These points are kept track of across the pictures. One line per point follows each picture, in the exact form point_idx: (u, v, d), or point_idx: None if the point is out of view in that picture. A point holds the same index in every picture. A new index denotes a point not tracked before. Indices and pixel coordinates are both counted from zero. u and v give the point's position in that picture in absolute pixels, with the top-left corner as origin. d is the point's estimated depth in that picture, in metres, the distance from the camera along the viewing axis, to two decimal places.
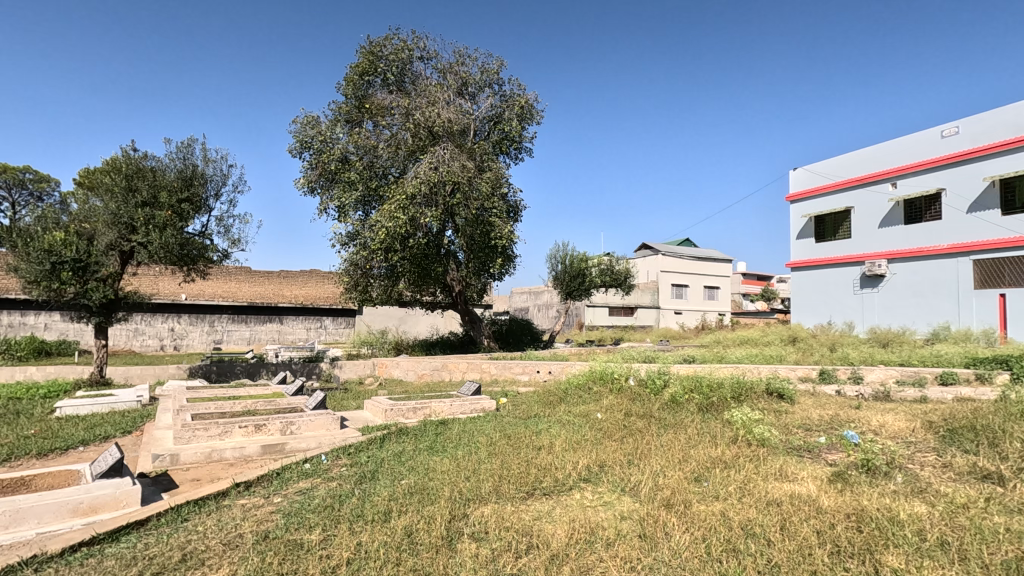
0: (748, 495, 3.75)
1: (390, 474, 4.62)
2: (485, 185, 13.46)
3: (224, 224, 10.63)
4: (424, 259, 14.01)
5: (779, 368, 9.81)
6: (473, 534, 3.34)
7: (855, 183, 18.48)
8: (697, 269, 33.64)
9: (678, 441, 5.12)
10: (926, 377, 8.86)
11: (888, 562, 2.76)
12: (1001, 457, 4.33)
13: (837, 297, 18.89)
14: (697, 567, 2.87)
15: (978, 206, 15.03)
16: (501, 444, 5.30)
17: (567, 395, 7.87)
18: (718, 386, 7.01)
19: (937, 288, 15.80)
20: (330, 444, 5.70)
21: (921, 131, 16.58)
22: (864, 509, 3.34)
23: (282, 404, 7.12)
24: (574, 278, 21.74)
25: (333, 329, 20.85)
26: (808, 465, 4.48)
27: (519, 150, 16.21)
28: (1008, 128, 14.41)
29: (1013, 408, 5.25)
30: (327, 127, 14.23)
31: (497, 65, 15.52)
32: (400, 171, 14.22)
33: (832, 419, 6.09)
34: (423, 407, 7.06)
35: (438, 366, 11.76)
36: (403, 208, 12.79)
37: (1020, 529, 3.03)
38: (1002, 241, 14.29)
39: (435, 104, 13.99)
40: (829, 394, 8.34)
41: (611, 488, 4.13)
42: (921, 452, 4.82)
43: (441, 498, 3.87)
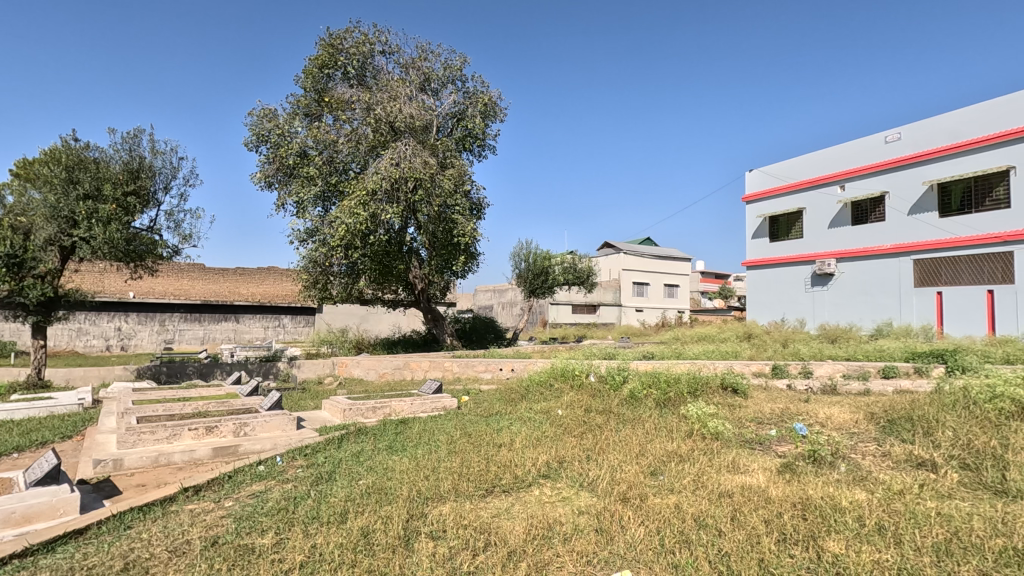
0: (701, 487, 3.84)
1: (348, 474, 4.54)
2: (447, 182, 13.37)
3: (175, 219, 10.22)
4: (386, 256, 13.79)
5: (733, 364, 10.11)
6: (431, 533, 3.31)
7: (807, 186, 19.25)
8: (658, 268, 34.34)
9: (636, 436, 5.22)
10: (870, 370, 9.31)
11: (830, 547, 2.88)
12: (935, 445, 4.59)
13: (790, 295, 19.63)
14: (650, 560, 2.93)
15: (919, 208, 15.81)
16: (462, 442, 5.28)
17: (529, 392, 7.90)
18: (676, 381, 7.19)
19: (882, 286, 16.57)
20: (285, 446, 5.55)
21: (867, 137, 17.42)
22: (808, 498, 3.48)
23: (235, 405, 6.90)
24: (537, 275, 21.85)
25: (291, 327, 20.36)
26: (758, 457, 4.63)
27: (482, 147, 16.19)
28: (945, 134, 15.27)
29: (947, 399, 5.57)
30: (285, 120, 13.87)
31: (460, 62, 15.47)
32: (361, 167, 13.96)
33: (782, 413, 6.31)
34: (383, 407, 6.96)
35: (400, 365, 11.63)
36: (363, 204, 12.60)
37: (950, 512, 3.22)
38: (940, 242, 15.07)
39: (397, 99, 13.83)
40: (781, 388, 8.64)
41: (570, 483, 4.18)
42: (863, 442, 5.06)
43: (399, 497, 3.82)
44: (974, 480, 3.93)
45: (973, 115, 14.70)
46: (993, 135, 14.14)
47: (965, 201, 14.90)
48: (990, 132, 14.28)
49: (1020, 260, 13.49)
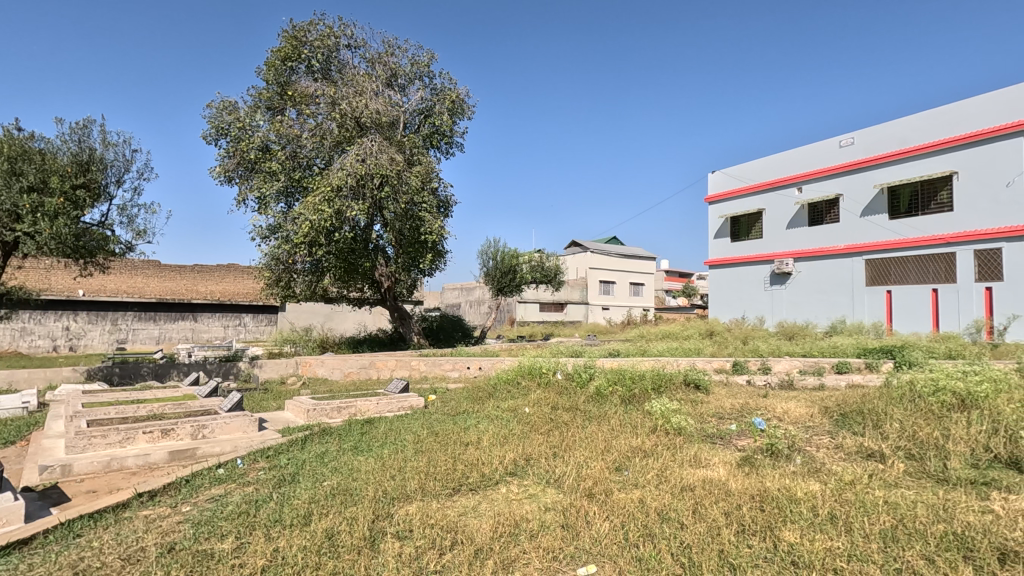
0: (664, 481, 3.93)
1: (312, 475, 4.46)
2: (414, 179, 13.25)
3: (128, 214, 9.81)
4: (351, 253, 13.54)
5: (696, 360, 10.35)
6: (397, 533, 3.29)
7: (766, 187, 19.86)
8: (624, 266, 34.84)
9: (601, 432, 5.29)
10: (825, 366, 9.71)
11: (786, 537, 2.99)
12: (884, 437, 4.81)
13: (750, 293, 20.24)
14: (615, 554, 2.98)
15: (871, 210, 16.50)
16: (428, 441, 5.25)
17: (496, 390, 7.92)
18: (640, 378, 7.35)
19: (836, 285, 17.25)
20: (247, 447, 5.41)
21: (822, 141, 18.09)
22: (766, 490, 3.60)
23: (192, 407, 6.68)
24: (505, 273, 21.86)
25: (253, 326, 19.82)
26: (719, 451, 4.76)
27: (450, 144, 16.10)
28: (895, 140, 16.00)
29: (894, 393, 5.87)
30: (246, 113, 13.47)
31: (428, 59, 15.33)
32: (326, 162, 13.69)
33: (742, 408, 6.51)
34: (348, 407, 6.87)
35: (366, 364, 11.47)
36: (328, 200, 12.37)
37: (896, 500, 3.39)
38: (890, 243, 15.76)
39: (363, 94, 13.64)
40: (741, 383, 8.93)
41: (536, 480, 4.21)
42: (817, 435, 5.27)
43: (365, 499, 3.78)
44: (918, 469, 4.14)
45: (921, 122, 15.42)
46: (939, 141, 14.87)
47: (912, 204, 15.61)
48: (936, 138, 14.99)
49: (961, 261, 14.21)
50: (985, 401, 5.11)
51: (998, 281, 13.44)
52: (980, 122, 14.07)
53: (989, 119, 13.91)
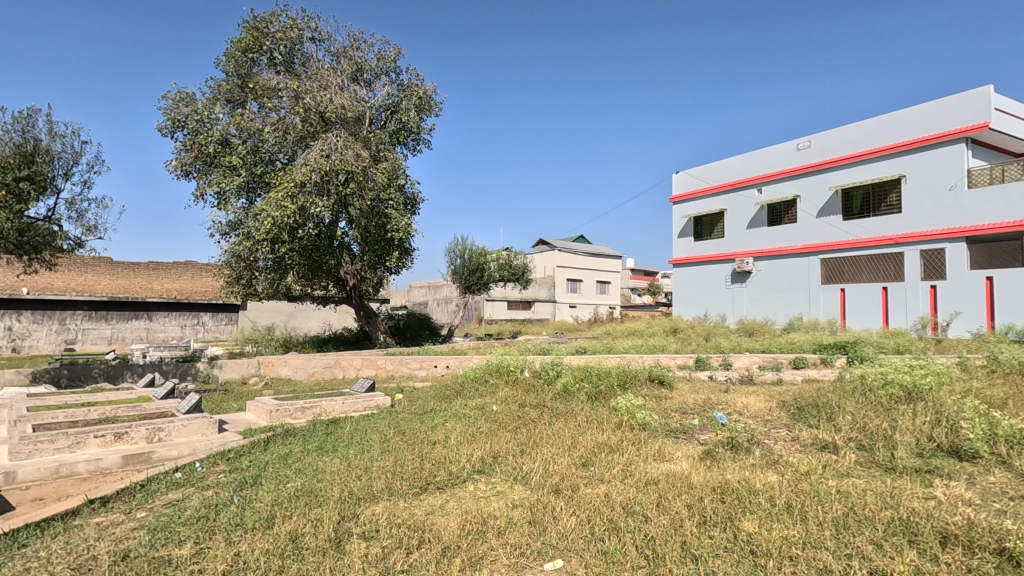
0: (629, 476, 4.01)
1: (275, 477, 4.37)
2: (380, 176, 13.10)
3: (77, 208, 9.35)
4: (315, 251, 13.27)
5: (661, 357, 10.58)
6: (363, 534, 3.25)
7: (728, 188, 20.42)
8: (591, 264, 35.24)
9: (568, 429, 5.35)
10: (783, 362, 10.05)
11: (745, 527, 3.09)
12: (837, 429, 5.02)
13: (712, 292, 20.80)
14: (581, 548, 3.03)
15: (826, 212, 17.14)
16: (395, 440, 5.20)
17: (463, 388, 7.91)
18: (606, 375, 7.47)
19: (793, 283, 17.88)
20: (206, 451, 5.25)
21: (780, 143, 18.71)
22: (727, 482, 3.71)
23: (147, 409, 6.44)
24: (472, 272, 21.78)
25: (212, 325, 19.22)
26: (682, 446, 4.87)
27: (417, 141, 15.95)
28: (848, 144, 16.66)
29: (848, 387, 6.14)
30: (205, 105, 13.03)
31: (394, 54, 15.15)
32: (289, 157, 13.36)
33: (705, 402, 6.69)
34: (312, 407, 6.75)
35: (330, 363, 11.25)
36: (291, 196, 12.11)
37: (847, 489, 3.54)
38: (844, 243, 16.41)
39: (328, 88, 13.40)
40: (703, 379, 9.19)
41: (504, 477, 4.23)
42: (775, 428, 5.46)
43: (330, 499, 3.72)
44: (868, 459, 4.34)
45: (872, 127, 16.10)
46: (888, 145, 15.56)
47: (864, 205, 16.29)
48: (885, 142, 15.68)
49: (909, 260, 14.90)
50: (929, 394, 5.38)
51: (942, 280, 14.15)
52: (926, 128, 14.78)
53: (934, 125, 14.63)
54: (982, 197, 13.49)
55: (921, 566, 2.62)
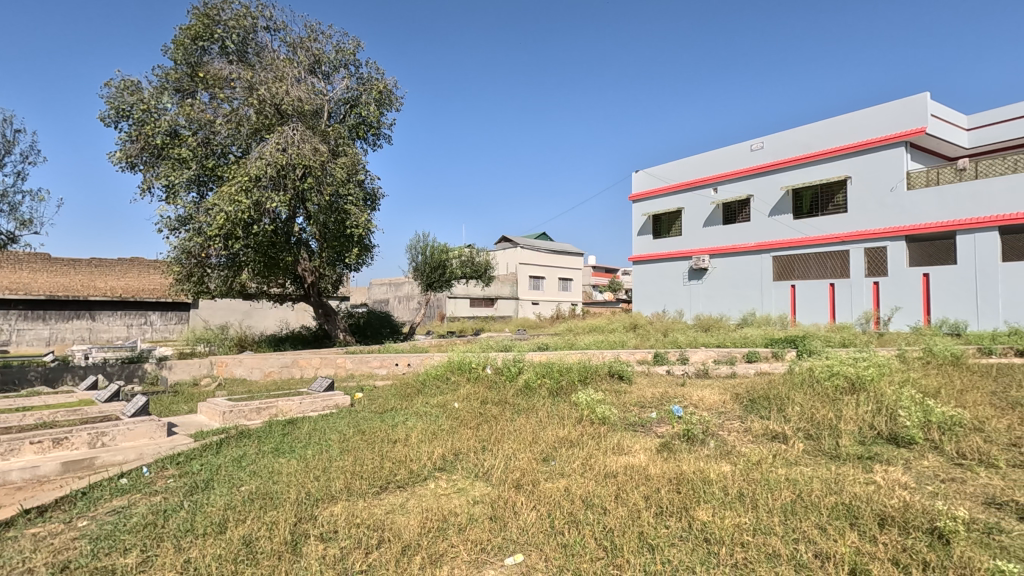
0: (590, 469, 4.07)
1: (229, 480, 4.23)
2: (339, 171, 12.87)
3: (9, 201, 8.80)
4: (271, 247, 12.94)
5: (620, 352, 10.76)
6: (321, 535, 3.19)
7: (685, 187, 20.94)
8: (553, 261, 35.56)
9: (529, 425, 5.38)
10: (736, 356, 10.38)
11: (699, 516, 3.19)
12: (787, 419, 5.24)
13: (670, 289, 21.33)
14: (540, 542, 3.06)
15: (776, 211, 17.81)
16: (355, 440, 5.11)
17: (424, 386, 7.85)
18: (567, 370, 7.58)
19: (746, 280, 18.50)
20: (153, 455, 5.03)
21: (735, 144, 19.30)
22: (682, 473, 3.81)
23: (89, 413, 6.11)
24: (434, 269, 21.60)
25: (160, 325, 18.41)
26: (640, 438, 4.98)
27: (377, 136, 15.71)
28: (798, 145, 17.35)
29: (798, 378, 6.41)
30: (152, 95, 12.44)
31: (353, 46, 14.86)
32: (242, 151, 12.94)
33: (662, 396, 6.85)
34: (268, 407, 6.57)
35: (287, 363, 10.95)
36: (245, 191, 11.69)
37: (796, 477, 3.70)
38: (794, 241, 17.09)
39: (284, 80, 13.04)
40: (661, 373, 9.41)
41: (465, 474, 4.23)
42: (729, 419, 5.64)
43: (286, 501, 3.63)
44: (814, 447, 4.54)
45: (820, 130, 16.80)
46: (835, 147, 16.27)
47: (812, 205, 16.99)
48: (832, 144, 16.40)
49: (854, 258, 15.63)
50: (871, 384, 5.67)
51: (883, 276, 14.91)
52: (869, 132, 15.51)
53: (875, 129, 15.38)
54: (920, 198, 14.27)
55: (861, 548, 2.76)
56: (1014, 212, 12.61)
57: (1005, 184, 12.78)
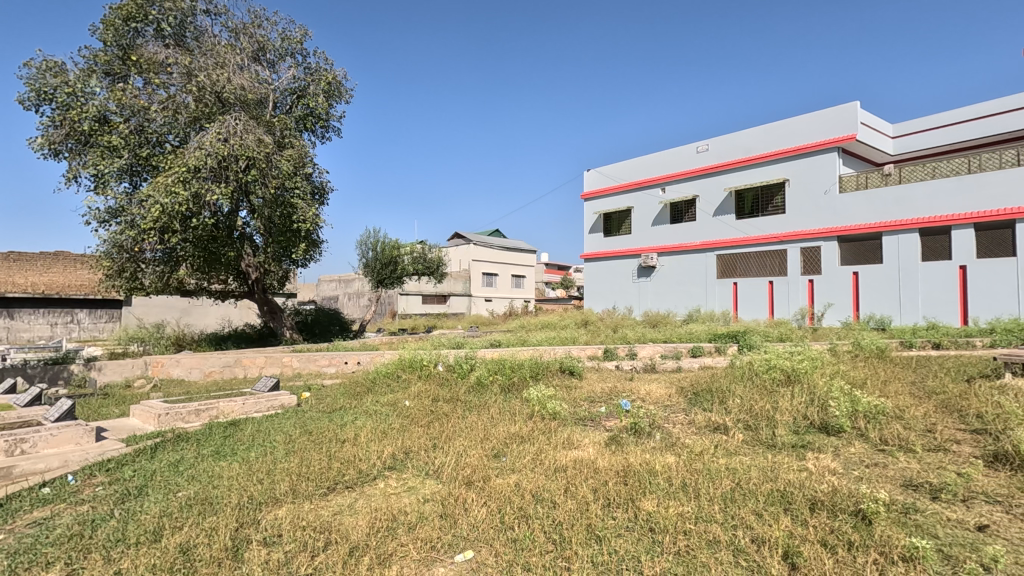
0: (540, 464, 4.11)
1: (164, 486, 4.03)
2: (285, 164, 12.43)
3: None
4: (212, 242, 12.37)
5: (572, 348, 10.92)
6: (264, 540, 3.09)
7: (635, 187, 21.44)
8: (506, 258, 35.65)
9: (481, 421, 5.39)
10: (682, 351, 10.74)
11: (644, 506, 3.29)
12: (727, 411, 5.47)
13: (620, 285, 21.82)
14: (491, 538, 3.07)
15: (720, 211, 18.50)
16: (301, 441, 4.97)
17: (374, 385, 7.72)
18: (519, 367, 7.63)
19: (691, 277, 19.14)
20: (80, 462, 4.72)
21: (682, 146, 19.90)
22: (629, 465, 3.91)
23: (5, 419, 5.67)
24: (385, 265, 21.23)
25: (88, 323, 17.36)
26: (589, 433, 5.09)
27: (326, 129, 15.30)
28: (740, 148, 18.07)
29: (739, 372, 6.70)
30: (78, 77, 11.61)
31: (300, 35, 14.39)
32: (180, 140, 12.29)
33: (611, 391, 7.00)
34: (208, 408, 6.30)
35: (230, 362, 10.54)
36: (183, 182, 11.10)
37: (735, 466, 3.88)
38: (736, 240, 17.80)
39: (225, 67, 12.49)
40: (610, 369, 9.61)
41: (416, 472, 4.21)
42: (674, 412, 5.84)
43: (227, 506, 3.49)
44: (753, 437, 4.75)
45: (761, 134, 17.55)
46: (775, 151, 17.03)
47: (754, 206, 17.74)
48: (771, 148, 17.17)
49: (791, 257, 16.44)
50: (805, 376, 5.99)
51: (817, 274, 15.77)
52: (805, 137, 16.33)
53: (811, 135, 16.21)
54: (851, 201, 15.13)
55: (793, 531, 2.92)
56: (934, 214, 13.55)
57: (926, 188, 13.72)
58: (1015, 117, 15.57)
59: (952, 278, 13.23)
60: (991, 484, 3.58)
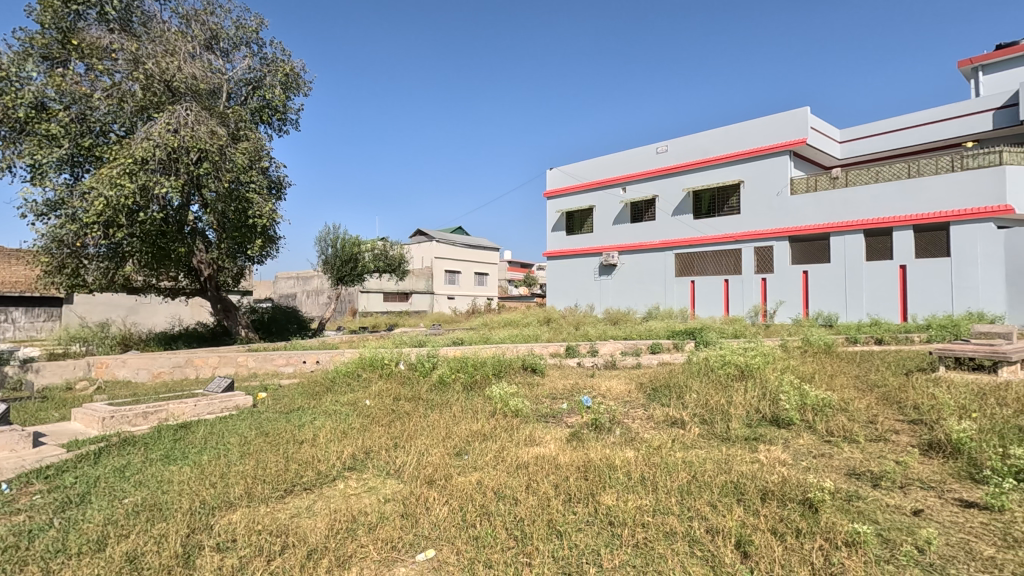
0: (501, 461, 4.13)
1: (109, 493, 3.85)
2: (240, 157, 12.02)
3: None
4: (161, 237, 11.85)
5: (534, 346, 10.98)
6: (217, 546, 2.99)
7: (596, 186, 21.72)
8: (469, 256, 35.53)
9: (442, 420, 5.36)
10: (642, 347, 10.95)
11: (604, 501, 3.35)
12: (685, 406, 5.62)
13: (582, 283, 22.09)
14: (453, 536, 3.07)
15: (678, 211, 18.95)
16: (257, 442, 4.83)
17: (334, 384, 7.57)
18: (481, 364, 7.64)
19: (651, 275, 19.55)
20: (15, 469, 4.44)
21: (642, 147, 20.28)
22: (590, 461, 3.97)
23: None
24: (345, 262, 20.80)
25: (25, 322, 16.35)
26: (551, 429, 5.13)
27: (283, 121, 14.89)
28: (698, 150, 18.54)
29: (696, 368, 6.88)
30: (12, 61, 10.90)
31: (256, 24, 13.96)
32: (126, 130, 11.73)
33: (573, 388, 7.09)
34: (157, 411, 6.04)
35: (180, 362, 10.11)
36: (129, 174, 10.57)
37: (691, 459, 3.99)
38: (693, 240, 18.27)
39: (175, 55, 11.97)
40: (572, 365, 9.72)
41: (376, 472, 4.15)
42: (634, 408, 5.95)
43: (177, 512, 3.36)
44: (708, 431, 4.90)
45: (717, 137, 18.05)
46: (730, 153, 17.56)
47: (710, 207, 18.24)
48: (727, 151, 17.69)
49: (745, 256, 16.99)
50: (758, 371, 6.22)
51: (770, 273, 16.35)
52: (759, 141, 16.90)
53: (765, 138, 16.79)
54: (801, 203, 15.75)
55: (745, 521, 3.03)
56: (877, 216, 14.25)
57: (870, 192, 14.40)
58: (950, 125, 16.53)
59: (893, 277, 13.95)
60: (925, 471, 3.80)
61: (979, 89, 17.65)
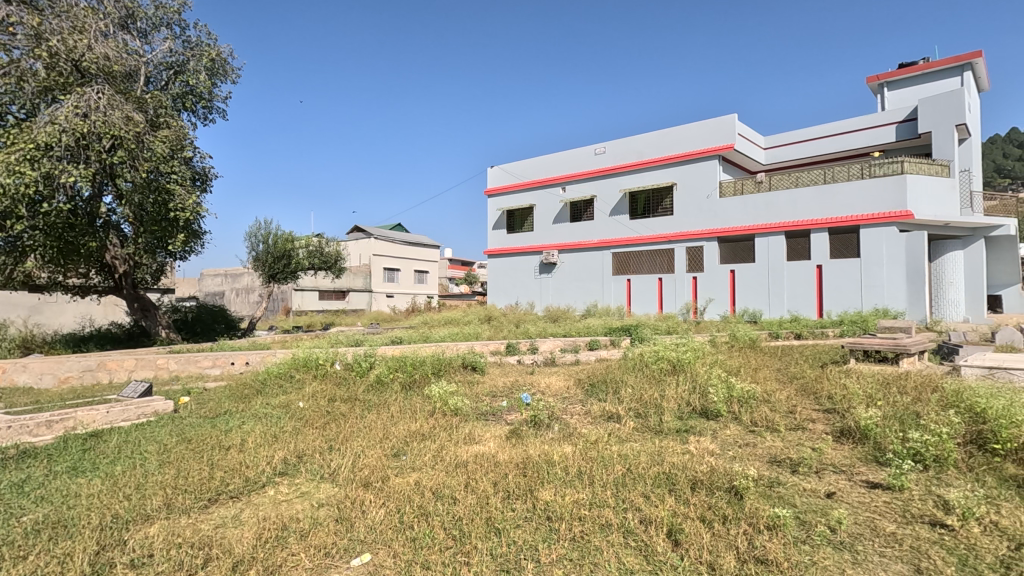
0: (440, 461, 4.08)
1: (3, 512, 3.48)
2: (160, 146, 11.27)
3: None
4: (69, 230, 10.86)
5: (475, 344, 10.94)
6: (132, 562, 2.79)
7: (537, 185, 21.93)
8: (408, 253, 34.96)
9: (380, 420, 5.25)
10: (581, 344, 11.17)
11: (543, 496, 3.38)
12: (620, 401, 5.78)
13: (522, 282, 22.27)
14: (389, 539, 3.00)
15: (616, 211, 19.46)
16: (179, 450, 4.54)
17: (265, 386, 7.24)
18: (420, 363, 7.54)
19: (589, 274, 19.98)
20: None
21: (581, 147, 20.66)
22: (529, 457, 4.00)
23: None
24: (278, 259, 19.89)
25: None
26: (490, 427, 5.13)
27: (208, 109, 14.13)
28: (634, 152, 19.09)
29: (631, 363, 7.08)
30: None
31: (179, 4, 13.13)
32: (27, 112, 10.68)
33: (513, 385, 7.12)
34: (63, 419, 5.54)
35: (92, 366, 9.35)
36: (31, 161, 9.64)
37: (626, 452, 4.11)
38: (630, 239, 18.82)
39: (85, 32, 10.99)
40: (512, 363, 9.78)
41: (310, 477, 4.00)
42: (572, 404, 6.05)
43: (85, 528, 3.10)
44: (643, 424, 5.06)
45: (652, 139, 18.63)
46: (665, 156, 18.19)
47: (645, 208, 18.85)
48: (662, 154, 18.32)
49: (678, 255, 17.68)
50: (689, 365, 6.49)
51: (701, 272, 17.11)
52: (691, 145, 17.62)
53: (696, 142, 17.51)
54: (729, 205, 16.55)
55: (676, 510, 3.14)
56: (797, 219, 15.22)
57: (791, 196, 15.34)
58: (860, 136, 17.87)
59: (811, 276, 14.95)
60: (837, 456, 4.11)
61: (884, 103, 19.22)
